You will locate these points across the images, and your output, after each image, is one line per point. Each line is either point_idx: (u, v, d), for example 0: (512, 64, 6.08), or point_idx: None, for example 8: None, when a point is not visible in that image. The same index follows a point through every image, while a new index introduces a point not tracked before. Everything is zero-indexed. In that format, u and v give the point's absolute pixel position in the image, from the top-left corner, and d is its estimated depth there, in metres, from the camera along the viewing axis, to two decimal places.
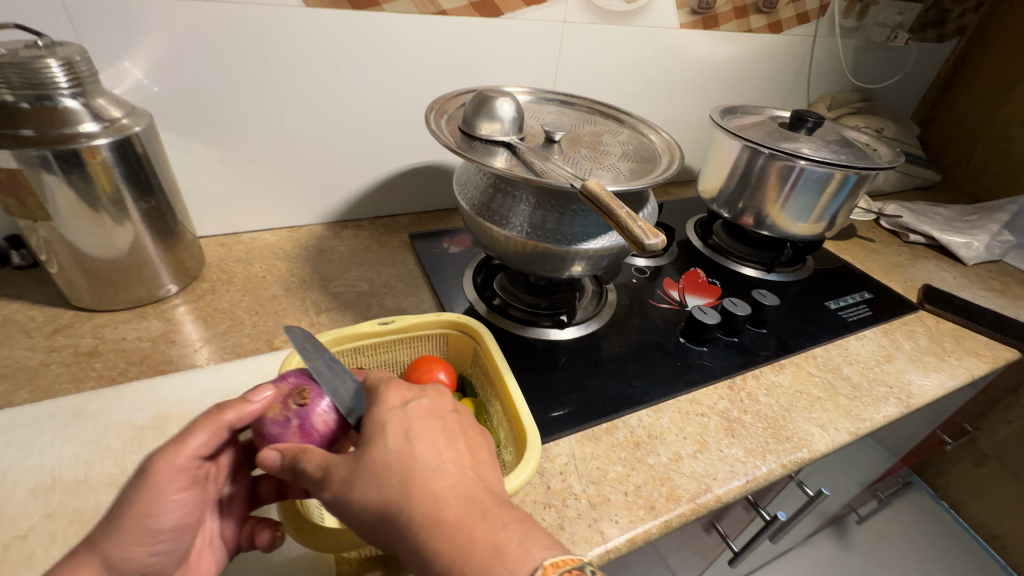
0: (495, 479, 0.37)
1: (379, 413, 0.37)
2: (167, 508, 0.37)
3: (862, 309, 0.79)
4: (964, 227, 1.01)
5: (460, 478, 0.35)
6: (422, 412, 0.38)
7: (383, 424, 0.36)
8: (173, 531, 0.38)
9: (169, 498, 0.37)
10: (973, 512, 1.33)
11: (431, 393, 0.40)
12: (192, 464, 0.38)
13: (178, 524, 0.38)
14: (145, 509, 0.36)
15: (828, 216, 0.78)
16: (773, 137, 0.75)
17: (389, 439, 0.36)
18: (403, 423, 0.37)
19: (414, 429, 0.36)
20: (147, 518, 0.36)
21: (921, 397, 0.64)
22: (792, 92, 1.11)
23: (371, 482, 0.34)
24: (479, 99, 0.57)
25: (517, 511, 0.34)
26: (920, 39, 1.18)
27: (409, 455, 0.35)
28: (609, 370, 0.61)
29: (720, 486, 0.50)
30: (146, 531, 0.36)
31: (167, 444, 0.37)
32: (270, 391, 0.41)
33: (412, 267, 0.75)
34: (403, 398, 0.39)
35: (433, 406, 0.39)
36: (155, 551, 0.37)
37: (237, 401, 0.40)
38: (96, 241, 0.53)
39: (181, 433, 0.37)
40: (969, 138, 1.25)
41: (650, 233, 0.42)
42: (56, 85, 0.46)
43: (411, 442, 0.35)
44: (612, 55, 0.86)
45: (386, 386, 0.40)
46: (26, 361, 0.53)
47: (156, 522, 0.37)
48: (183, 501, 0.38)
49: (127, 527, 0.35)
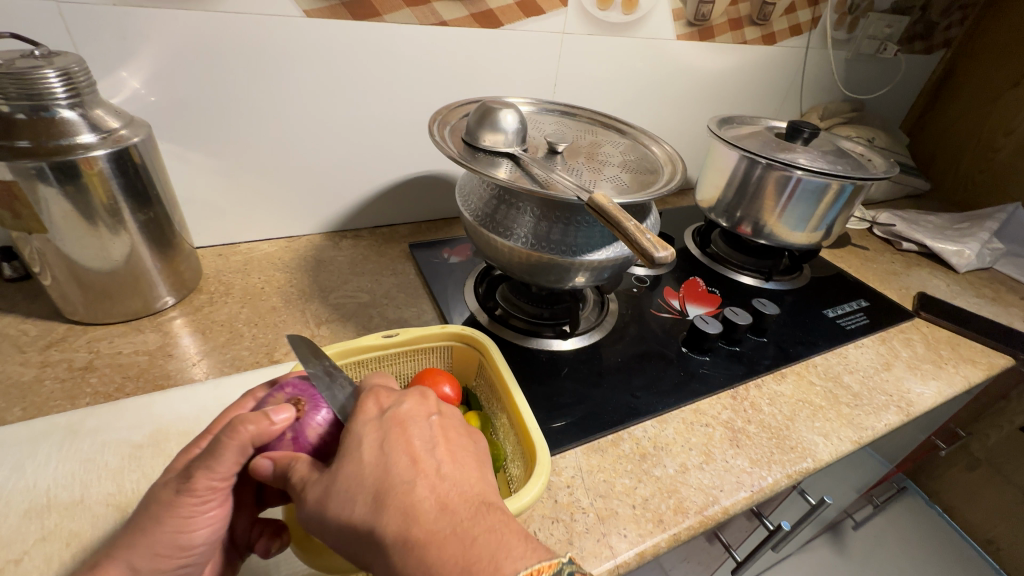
0: (475, 484, 0.35)
1: (356, 424, 0.36)
2: (202, 524, 0.36)
3: (859, 317, 0.80)
4: (955, 235, 1.03)
5: (435, 488, 0.33)
6: (400, 419, 0.37)
7: (359, 435, 0.35)
8: (206, 545, 0.37)
9: (204, 515, 0.36)
10: (967, 516, 1.34)
11: (412, 398, 0.39)
12: (225, 483, 0.36)
13: (208, 539, 0.37)
14: (181, 525, 0.35)
15: (825, 225, 0.79)
16: (771, 148, 0.76)
17: (363, 451, 0.35)
18: (378, 433, 0.36)
19: (389, 439, 0.35)
20: (181, 534, 0.36)
21: (921, 405, 0.65)
22: (785, 102, 1.13)
23: (345, 498, 0.33)
24: (482, 111, 0.57)
25: (493, 520, 0.33)
26: (908, 51, 1.20)
27: (383, 468, 0.34)
28: (612, 380, 0.61)
29: (728, 498, 0.50)
30: (180, 548, 0.36)
31: (200, 464, 0.35)
32: (291, 410, 0.37)
33: (412, 277, 0.75)
34: (381, 406, 0.38)
35: (411, 412, 0.37)
36: (186, 563, 0.37)
37: (258, 415, 0.35)
38: (93, 253, 0.52)
39: (210, 454, 0.34)
40: (957, 147, 1.27)
41: (659, 246, 0.42)
42: (54, 96, 0.45)
43: (385, 453, 0.34)
44: (610, 66, 0.86)
45: (366, 395, 0.39)
46: (20, 377, 0.51)
47: (188, 538, 0.36)
48: (217, 517, 0.37)
49: (160, 540, 0.35)
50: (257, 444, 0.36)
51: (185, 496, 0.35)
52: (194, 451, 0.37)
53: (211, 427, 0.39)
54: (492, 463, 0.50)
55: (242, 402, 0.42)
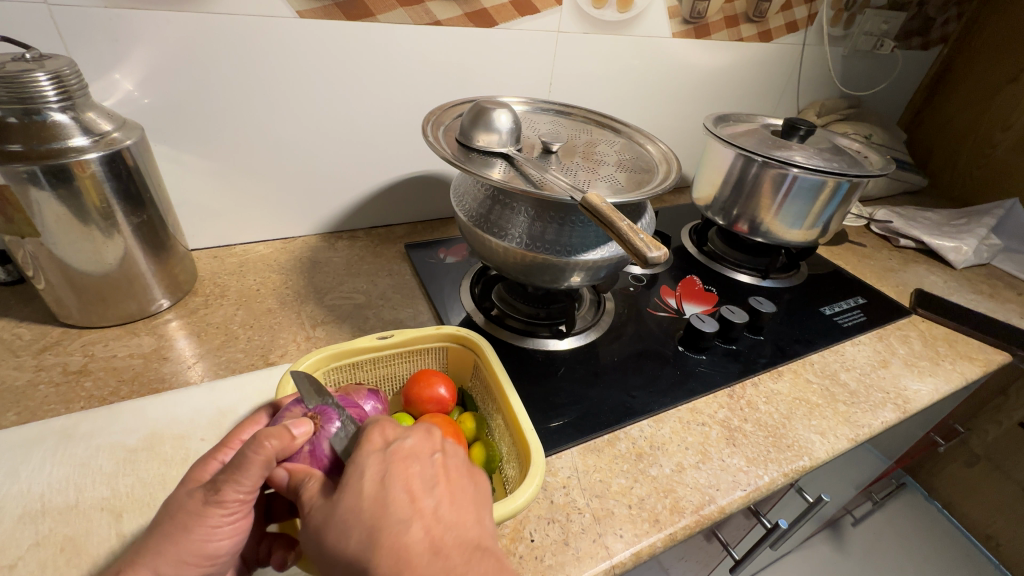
0: (472, 527, 0.35)
1: (360, 456, 0.36)
2: (225, 534, 0.35)
3: (856, 315, 0.80)
4: (952, 231, 1.03)
5: (431, 529, 0.33)
6: (402, 454, 0.36)
7: (361, 469, 0.35)
8: (229, 555, 0.36)
9: (228, 526, 0.35)
10: (967, 511, 1.34)
11: (418, 432, 0.38)
12: (250, 496, 0.35)
13: (231, 549, 0.36)
14: (207, 535, 0.34)
15: (822, 223, 0.79)
16: (767, 146, 0.76)
17: (363, 486, 0.35)
18: (380, 468, 0.35)
19: (389, 475, 0.35)
20: (206, 543, 0.35)
21: (918, 402, 0.65)
22: (782, 100, 1.13)
23: (342, 531, 0.33)
24: (476, 111, 0.56)
25: (485, 566, 0.33)
26: (905, 47, 1.20)
27: (381, 505, 0.34)
28: (609, 380, 0.61)
29: (724, 497, 0.50)
30: (203, 559, 0.35)
31: (226, 474, 0.34)
32: (310, 424, 0.38)
33: (408, 277, 0.75)
34: (386, 439, 0.37)
35: (415, 447, 0.37)
36: (209, 571, 0.36)
37: (281, 429, 0.36)
38: (86, 256, 0.52)
39: (236, 466, 0.34)
40: (954, 143, 1.27)
41: (652, 245, 0.42)
42: (45, 99, 0.45)
43: (385, 489, 0.34)
44: (606, 65, 0.86)
45: (372, 423, 0.38)
46: (14, 382, 0.51)
47: (213, 547, 0.35)
48: (240, 528, 0.36)
49: (184, 548, 0.34)
50: (281, 458, 0.36)
51: (213, 506, 0.34)
52: (213, 464, 0.37)
53: (231, 438, 0.38)
54: (487, 465, 0.50)
55: (255, 417, 0.42)
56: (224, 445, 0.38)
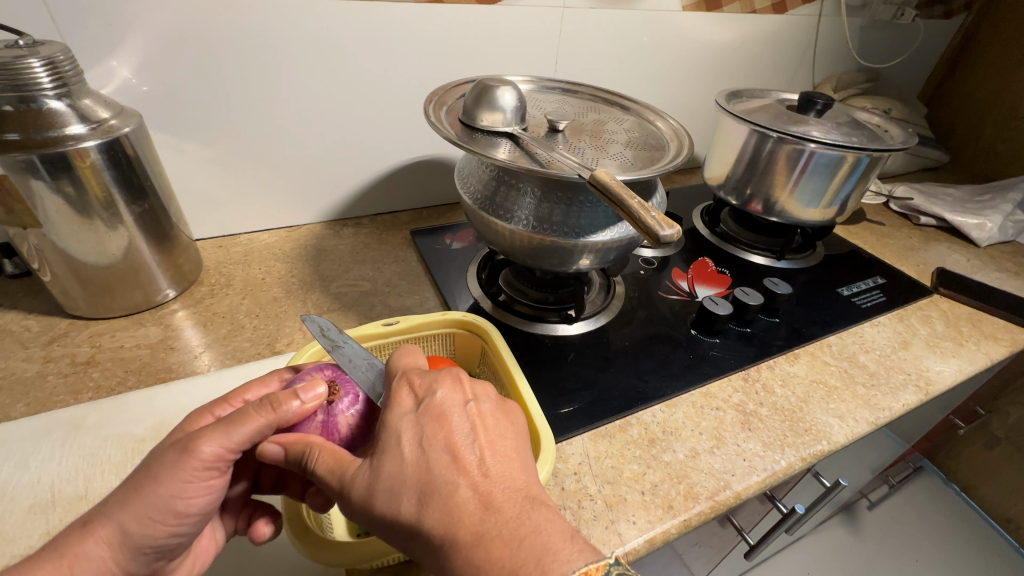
0: (518, 475, 0.34)
1: (392, 420, 0.35)
2: (198, 492, 0.34)
3: (876, 295, 0.78)
4: (976, 208, 0.99)
5: (478, 486, 0.32)
6: (436, 412, 0.35)
7: (397, 433, 0.34)
8: (199, 516, 0.35)
9: (201, 484, 0.34)
10: (986, 495, 1.32)
11: (445, 384, 0.37)
12: (230, 456, 0.35)
13: (204, 509, 0.35)
14: (178, 491, 0.33)
15: (840, 200, 0.76)
16: (782, 121, 0.73)
17: (402, 449, 0.34)
18: (416, 429, 0.34)
19: (427, 436, 0.34)
20: (178, 499, 0.33)
21: (941, 383, 0.63)
22: (797, 73, 1.09)
23: (389, 498, 0.33)
24: (479, 89, 0.54)
25: (537, 519, 0.31)
26: (927, 16, 1.15)
27: (424, 467, 0.33)
28: (620, 364, 0.60)
29: (739, 483, 0.48)
30: (175, 516, 0.34)
31: (213, 429, 0.34)
32: (320, 390, 0.38)
33: (414, 263, 0.74)
34: (416, 398, 0.36)
35: (447, 402, 0.36)
36: (178, 533, 0.35)
37: (286, 394, 0.36)
38: (89, 247, 0.52)
39: (229, 421, 0.34)
40: (978, 116, 1.22)
41: (664, 223, 0.40)
42: (40, 85, 0.44)
43: (426, 452, 0.33)
44: (613, 42, 0.83)
45: (397, 383, 0.37)
46: (23, 373, 0.51)
47: (184, 505, 0.34)
48: (214, 487, 0.35)
49: (153, 502, 0.33)
50: (278, 426, 0.36)
51: (187, 462, 0.33)
52: (207, 417, 0.38)
53: (231, 397, 0.39)
54: None
55: (266, 379, 0.42)
56: (223, 402, 0.39)
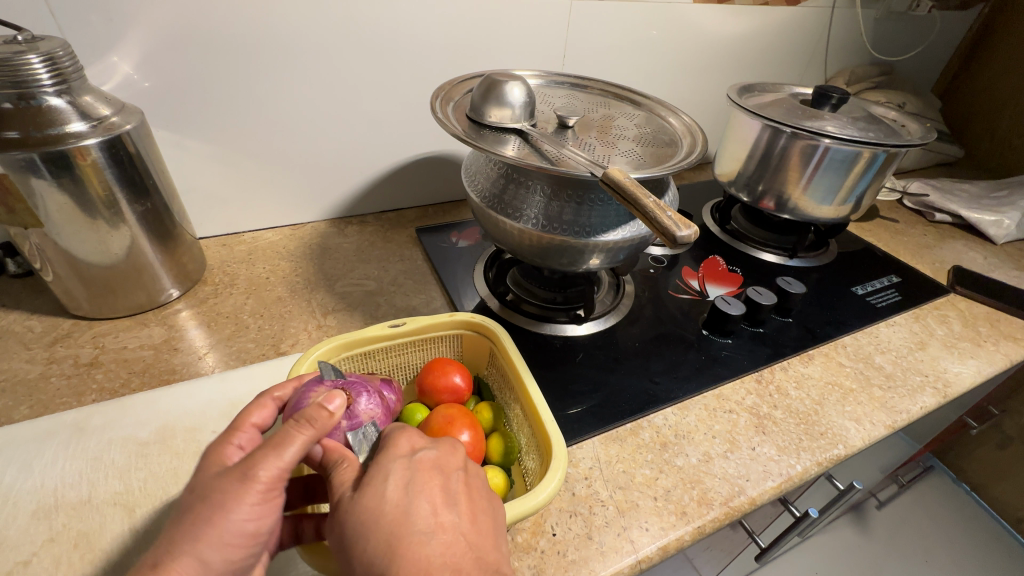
0: (492, 551, 0.33)
1: (384, 459, 0.35)
2: (267, 513, 0.32)
3: (891, 294, 0.76)
4: (993, 205, 0.97)
5: (451, 546, 0.32)
6: (427, 464, 0.35)
7: (387, 471, 0.34)
8: (269, 535, 0.33)
9: (268, 504, 0.32)
10: (997, 495, 1.30)
11: (442, 445, 0.37)
12: (289, 474, 0.33)
13: (273, 527, 0.34)
14: (248, 515, 0.31)
15: (854, 197, 0.74)
16: (797, 116, 0.71)
17: (386, 488, 0.33)
18: (405, 473, 0.34)
19: (414, 481, 0.34)
20: (249, 524, 0.32)
21: (959, 385, 0.61)
22: (809, 67, 1.07)
23: (361, 533, 0.32)
24: (487, 84, 0.53)
25: None
26: (943, 8, 1.12)
27: (404, 513, 0.32)
28: (630, 366, 0.59)
29: (754, 488, 0.47)
30: (247, 540, 0.32)
31: (265, 452, 0.32)
32: (343, 399, 0.35)
33: (420, 262, 0.73)
34: (413, 447, 0.37)
35: (440, 459, 0.36)
36: (250, 557, 0.33)
37: (315, 407, 0.34)
38: (91, 247, 0.51)
39: (280, 440, 0.32)
40: (994, 110, 1.19)
41: (681, 224, 0.39)
42: (39, 82, 0.43)
43: (409, 498, 0.33)
44: (622, 35, 0.82)
45: (399, 430, 0.38)
46: (26, 375, 0.51)
47: (257, 526, 0.32)
48: (279, 505, 0.33)
49: (226, 530, 0.31)
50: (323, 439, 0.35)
51: (252, 485, 0.31)
52: (230, 450, 0.35)
53: (240, 423, 0.37)
54: (506, 456, 0.48)
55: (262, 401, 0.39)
56: (236, 431, 0.36)
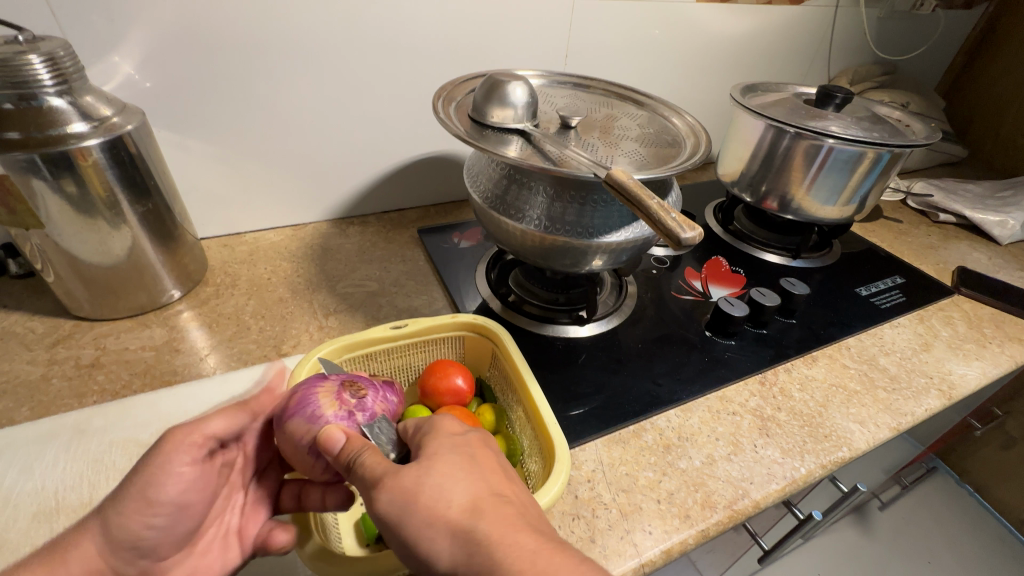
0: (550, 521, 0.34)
1: (439, 437, 0.36)
2: (172, 479, 0.37)
3: (895, 295, 0.76)
4: (997, 205, 0.96)
5: (523, 509, 0.33)
6: (479, 442, 0.37)
7: (445, 447, 0.35)
8: (171, 507, 0.38)
9: (177, 469, 0.38)
10: (1001, 496, 1.29)
11: (482, 429, 0.39)
12: (204, 441, 0.39)
13: (177, 499, 0.38)
14: (155, 478, 0.37)
15: (859, 198, 0.74)
16: (800, 116, 0.71)
17: (451, 459, 0.34)
18: (463, 448, 0.36)
19: (475, 455, 0.35)
20: (152, 488, 0.37)
21: (964, 388, 0.61)
22: (812, 66, 1.06)
23: (438, 496, 0.32)
24: (489, 84, 0.53)
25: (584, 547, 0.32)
26: (947, 7, 1.12)
27: (476, 478, 0.33)
28: (633, 367, 0.58)
29: (758, 491, 0.47)
30: (150, 505, 0.37)
31: (189, 421, 0.39)
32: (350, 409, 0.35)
33: (422, 263, 0.72)
34: (458, 429, 0.38)
35: (487, 440, 0.38)
36: (152, 525, 0.38)
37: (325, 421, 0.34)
38: (92, 247, 0.51)
39: (202, 413, 0.39)
40: (997, 109, 1.19)
41: (685, 225, 0.38)
42: (41, 82, 0.43)
43: (476, 466, 0.34)
44: (624, 35, 0.81)
45: (436, 417, 0.39)
46: (27, 376, 0.50)
47: (157, 493, 0.37)
48: (187, 475, 0.38)
49: (130, 491, 0.36)
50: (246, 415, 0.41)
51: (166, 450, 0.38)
52: None
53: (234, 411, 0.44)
54: (509, 459, 0.48)
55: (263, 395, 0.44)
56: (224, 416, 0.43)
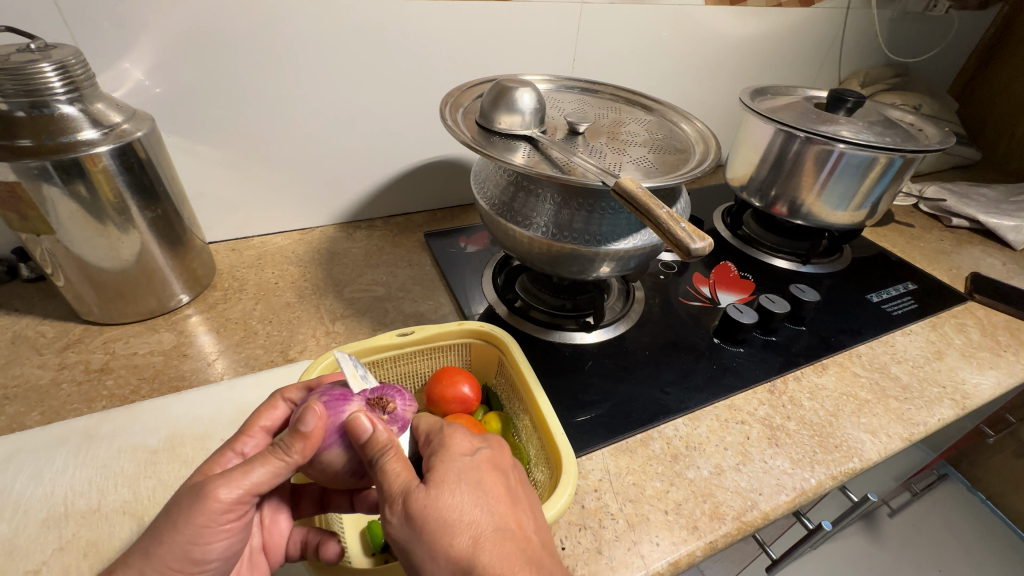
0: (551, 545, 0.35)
1: (449, 459, 0.36)
2: (216, 538, 0.33)
3: (907, 302, 0.75)
4: (1011, 210, 0.95)
5: (526, 540, 0.33)
6: (489, 464, 0.36)
7: (454, 473, 0.35)
8: (220, 560, 0.34)
9: (219, 529, 0.33)
10: (1014, 503, 1.27)
11: (494, 443, 0.38)
12: (246, 500, 0.33)
13: (223, 554, 0.34)
14: (195, 537, 0.32)
15: (870, 203, 0.73)
16: (810, 120, 0.70)
17: (461, 489, 0.34)
18: (472, 473, 0.35)
19: (483, 482, 0.35)
20: (194, 546, 0.32)
21: (978, 397, 0.60)
22: (822, 68, 1.05)
23: (444, 532, 0.32)
24: (498, 90, 0.52)
25: None
26: (961, 8, 1.10)
27: (481, 511, 0.33)
28: (641, 375, 0.58)
29: (767, 502, 0.46)
30: (191, 562, 0.33)
31: (229, 474, 0.33)
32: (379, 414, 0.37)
33: (428, 268, 0.72)
34: (470, 447, 0.37)
35: (496, 458, 0.37)
36: None
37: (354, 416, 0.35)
38: (102, 253, 0.51)
39: (245, 462, 0.33)
40: (1011, 111, 1.17)
41: (696, 236, 0.38)
42: (52, 90, 0.43)
43: (484, 496, 0.34)
44: (632, 38, 0.81)
45: (451, 431, 0.38)
46: (38, 381, 0.51)
47: (201, 551, 0.33)
48: (232, 531, 0.34)
49: (170, 552, 0.32)
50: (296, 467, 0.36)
51: (208, 513, 0.32)
52: (229, 456, 0.37)
53: (249, 428, 0.38)
54: None
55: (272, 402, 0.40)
56: (244, 435, 0.38)
